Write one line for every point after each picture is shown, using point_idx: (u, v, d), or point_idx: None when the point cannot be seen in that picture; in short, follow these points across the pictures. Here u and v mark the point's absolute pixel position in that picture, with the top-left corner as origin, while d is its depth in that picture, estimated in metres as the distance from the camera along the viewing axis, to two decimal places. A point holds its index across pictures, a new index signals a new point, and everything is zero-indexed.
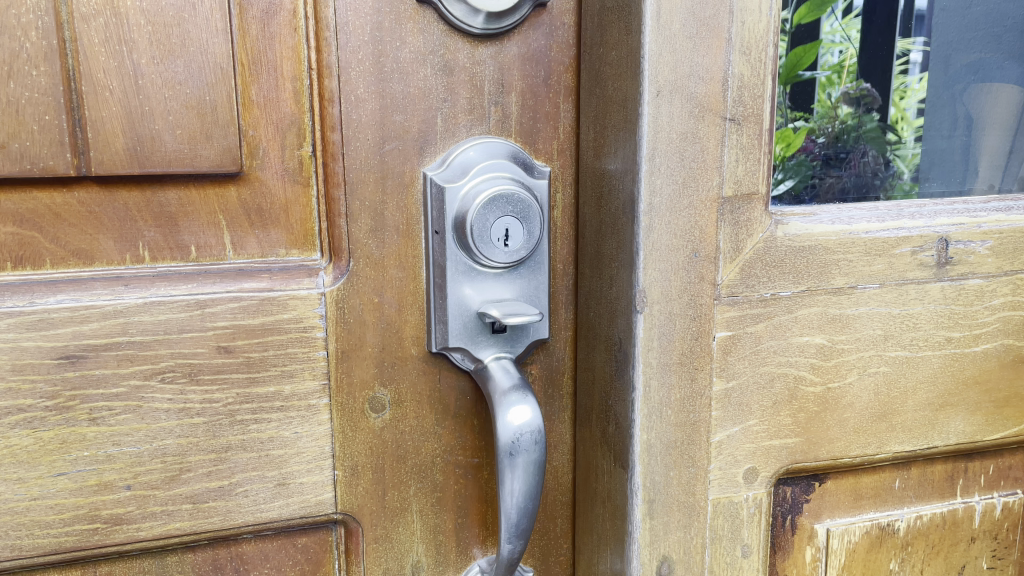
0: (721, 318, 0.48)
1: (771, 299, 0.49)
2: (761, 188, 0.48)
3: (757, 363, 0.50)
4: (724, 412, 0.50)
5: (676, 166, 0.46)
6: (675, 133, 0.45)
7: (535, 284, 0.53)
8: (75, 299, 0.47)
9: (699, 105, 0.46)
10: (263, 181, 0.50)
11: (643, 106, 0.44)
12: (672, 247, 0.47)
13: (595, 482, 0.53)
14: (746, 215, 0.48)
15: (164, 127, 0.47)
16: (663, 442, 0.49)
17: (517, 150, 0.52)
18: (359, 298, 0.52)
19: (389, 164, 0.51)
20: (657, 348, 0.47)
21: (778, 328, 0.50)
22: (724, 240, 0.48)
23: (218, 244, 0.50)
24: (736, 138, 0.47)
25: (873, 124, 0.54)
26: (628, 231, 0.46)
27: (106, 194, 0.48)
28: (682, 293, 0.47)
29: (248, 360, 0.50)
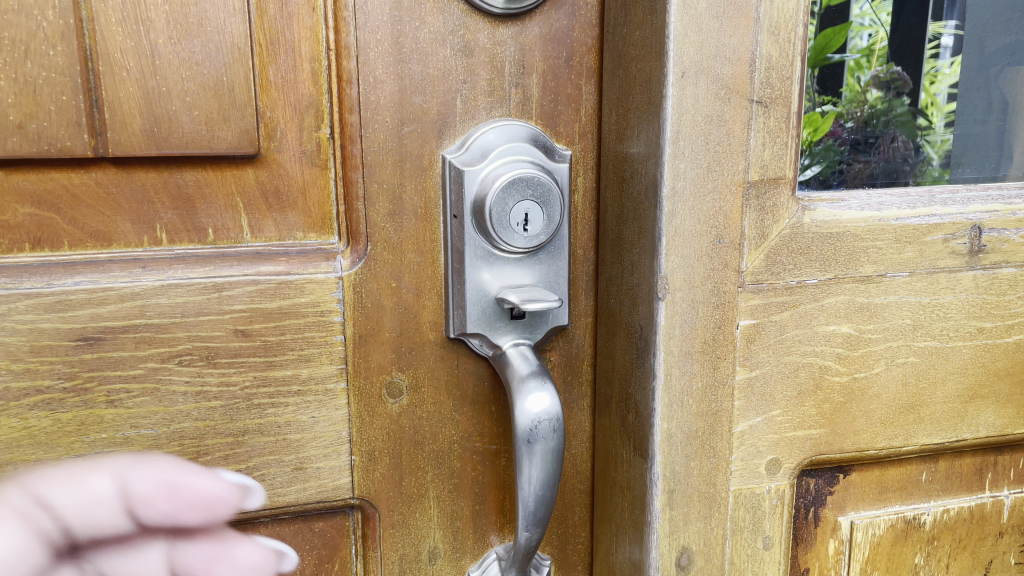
0: (744, 306, 0.47)
1: (797, 286, 0.48)
2: (789, 173, 0.47)
3: (782, 352, 0.49)
4: (747, 402, 0.49)
5: (701, 150, 0.45)
6: (699, 116, 0.44)
7: (555, 270, 0.52)
8: (132, 323, 0.48)
9: (724, 87, 0.44)
10: (280, 164, 0.50)
11: (667, 88, 0.43)
12: (696, 233, 0.46)
13: (615, 472, 0.52)
14: (772, 200, 0.47)
15: (181, 107, 0.46)
16: (684, 432, 0.48)
17: (538, 132, 0.51)
18: (376, 282, 0.51)
19: (407, 147, 0.50)
20: (679, 337, 0.46)
21: (804, 317, 0.49)
22: (749, 226, 0.47)
23: (235, 227, 0.50)
24: (763, 121, 0.45)
25: (903, 109, 0.52)
26: (652, 217, 0.45)
27: (123, 175, 0.47)
28: (706, 282, 0.46)
29: (266, 344, 0.50)
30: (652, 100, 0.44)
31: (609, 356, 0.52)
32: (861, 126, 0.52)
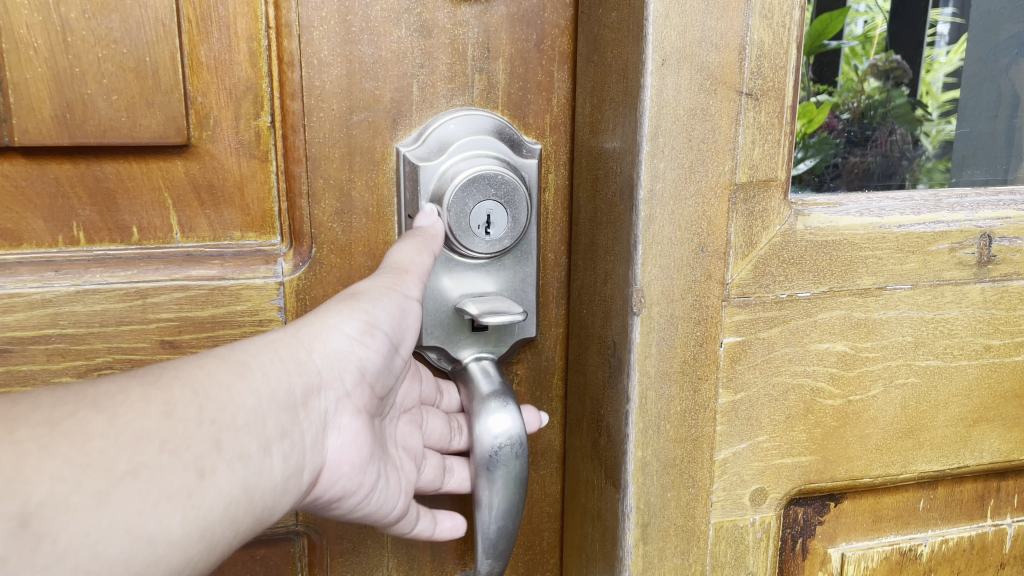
0: (729, 322, 0.43)
1: (787, 300, 0.43)
2: (781, 173, 0.42)
3: (770, 373, 0.44)
4: (730, 427, 0.44)
5: (683, 148, 0.40)
6: (681, 109, 0.39)
7: (522, 276, 0.47)
8: (43, 334, 0.43)
9: (710, 77, 0.39)
10: (213, 155, 0.44)
11: (644, 77, 0.38)
12: (676, 241, 0.41)
13: (586, 499, 0.47)
14: (762, 204, 0.42)
15: (98, 91, 0.41)
16: (660, 460, 0.43)
17: (504, 124, 0.46)
18: (323, 288, 0.46)
19: (357, 139, 0.45)
20: (656, 356, 0.41)
21: (794, 334, 0.44)
22: (736, 232, 0.42)
23: (163, 226, 0.44)
24: (753, 115, 0.40)
25: (902, 101, 0.47)
26: (627, 223, 0.40)
27: (34, 167, 0.42)
28: (687, 297, 0.41)
29: (197, 356, 0.45)
30: (630, 90, 0.39)
31: (581, 372, 0.47)
32: (857, 117, 0.46)
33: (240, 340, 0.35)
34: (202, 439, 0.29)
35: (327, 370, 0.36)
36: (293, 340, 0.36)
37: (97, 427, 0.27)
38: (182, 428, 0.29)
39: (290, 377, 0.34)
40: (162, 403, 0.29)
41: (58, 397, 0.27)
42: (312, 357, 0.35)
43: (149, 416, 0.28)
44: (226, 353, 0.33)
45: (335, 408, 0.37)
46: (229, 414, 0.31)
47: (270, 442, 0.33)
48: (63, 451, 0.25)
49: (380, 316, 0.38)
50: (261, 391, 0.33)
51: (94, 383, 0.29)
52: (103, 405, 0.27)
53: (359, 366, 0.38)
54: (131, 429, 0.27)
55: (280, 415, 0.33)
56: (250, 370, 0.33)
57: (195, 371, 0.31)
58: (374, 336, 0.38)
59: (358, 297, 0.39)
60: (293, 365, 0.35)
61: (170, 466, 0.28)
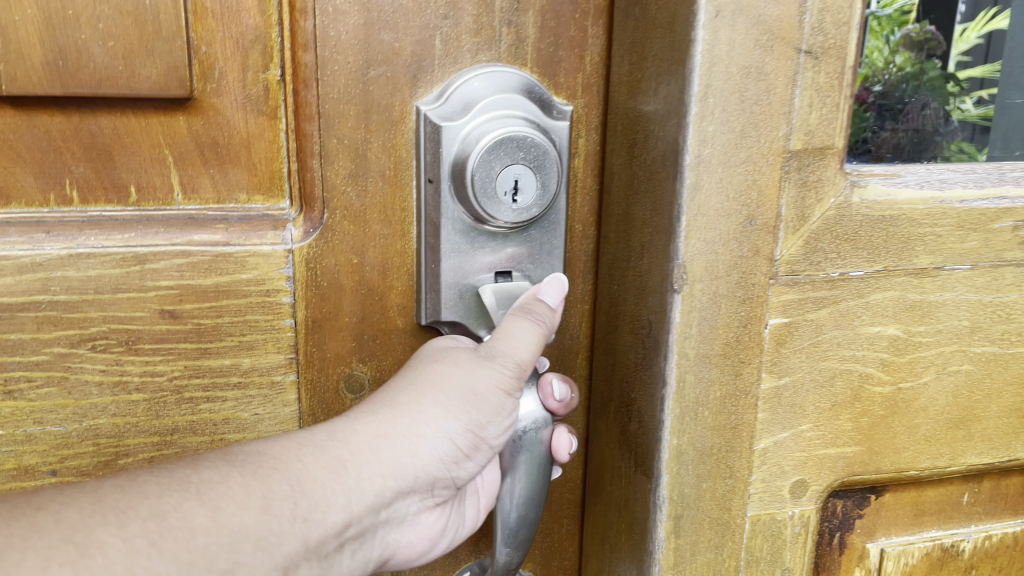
0: (776, 302, 0.39)
1: (839, 280, 0.40)
2: (839, 141, 0.38)
3: (817, 358, 0.41)
4: (773, 415, 0.41)
5: (734, 111, 0.36)
6: (734, 67, 0.36)
7: (549, 248, 0.44)
8: (32, 301, 0.39)
9: (766, 33, 0.36)
10: (218, 110, 0.41)
11: (695, 31, 0.34)
12: (724, 213, 0.37)
13: (611, 487, 0.44)
14: (816, 174, 0.38)
15: (93, 36, 0.37)
16: (696, 449, 0.40)
17: (533, 82, 0.42)
18: (334, 258, 0.43)
19: (374, 95, 0.41)
20: (696, 337, 0.38)
21: (845, 316, 0.41)
22: (788, 205, 0.38)
23: (163, 186, 0.41)
24: (811, 76, 0.37)
25: (936, 73, 0.42)
26: (670, 190, 0.37)
27: (23, 118, 0.38)
28: (731, 272, 0.38)
29: (199, 328, 0.42)
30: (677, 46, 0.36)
31: (608, 353, 0.44)
32: (890, 89, 0.42)
33: (352, 421, 0.36)
34: (291, 538, 0.32)
35: (422, 475, 0.37)
36: (400, 437, 0.36)
37: (200, 522, 0.30)
38: (275, 524, 0.32)
39: (382, 480, 0.36)
40: (261, 498, 0.32)
41: (166, 486, 0.30)
42: (412, 462, 0.37)
43: (248, 511, 0.31)
44: (327, 445, 0.35)
45: (418, 504, 0.39)
46: (319, 514, 0.33)
47: (349, 540, 0.35)
48: (170, 549, 0.29)
49: (483, 422, 0.38)
50: (352, 492, 0.35)
51: (200, 467, 0.32)
52: (207, 497, 0.31)
53: (453, 467, 0.38)
54: (229, 525, 0.31)
55: (363, 518, 0.35)
56: (347, 469, 0.35)
57: (295, 466, 0.34)
58: (476, 447, 0.39)
59: (477, 401, 0.38)
60: (390, 468, 0.36)
61: (259, 564, 0.31)
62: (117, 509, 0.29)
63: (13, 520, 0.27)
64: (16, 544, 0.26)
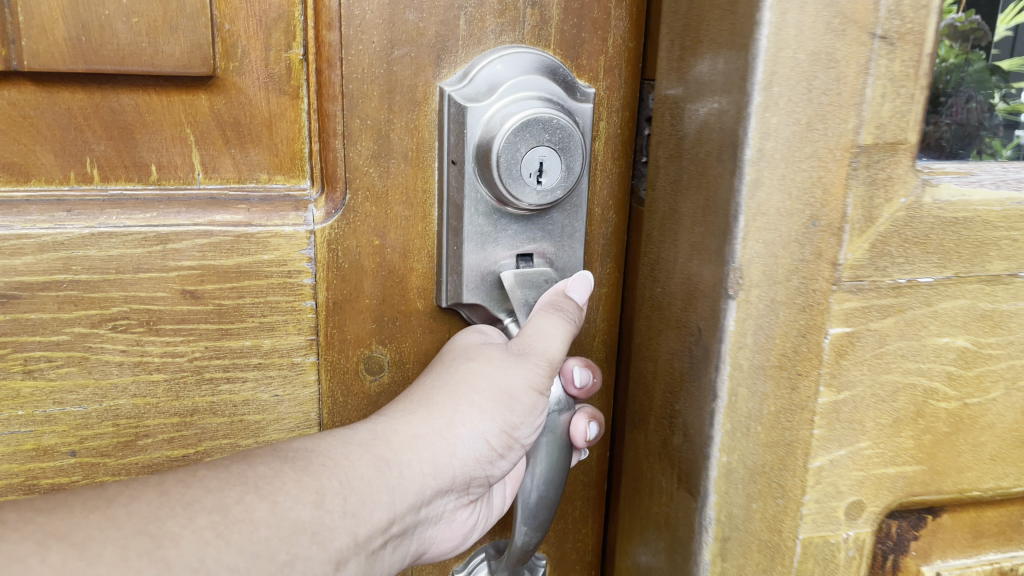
0: (838, 310, 0.39)
1: (906, 286, 0.39)
2: (911, 135, 0.37)
3: (879, 370, 0.40)
4: (830, 431, 0.40)
5: (800, 101, 0.35)
6: (803, 53, 0.35)
7: (570, 230, 0.44)
8: (52, 280, 0.39)
9: (839, 15, 0.34)
10: (240, 89, 0.40)
11: (762, 12, 0.34)
12: (785, 212, 0.37)
13: (650, 503, 0.45)
14: (887, 170, 0.37)
15: (116, 12, 0.37)
16: (747, 467, 0.40)
17: (557, 64, 0.42)
18: (356, 239, 0.43)
19: (397, 75, 0.41)
20: (751, 348, 0.39)
21: (911, 325, 0.40)
22: (854, 204, 0.37)
23: (185, 165, 0.41)
24: (885, 63, 0.35)
25: (981, 64, 0.40)
26: (726, 185, 0.37)
27: (45, 95, 0.38)
28: (792, 276, 0.38)
29: (220, 308, 0.42)
30: (742, 30, 0.35)
31: (649, 360, 0.44)
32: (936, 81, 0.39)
33: (392, 421, 0.38)
34: (342, 532, 0.33)
35: (461, 474, 0.38)
36: (439, 436, 0.38)
37: (260, 515, 0.31)
38: (328, 518, 0.33)
39: (423, 478, 0.37)
40: (314, 493, 0.33)
41: (225, 480, 0.32)
42: (451, 462, 0.38)
43: (303, 505, 0.33)
44: (371, 443, 0.36)
45: (456, 503, 0.40)
46: (367, 509, 0.34)
47: (392, 538, 0.36)
48: (236, 540, 0.30)
49: (518, 421, 0.39)
50: (396, 490, 0.36)
51: (254, 462, 0.33)
52: (264, 491, 0.32)
53: (488, 465, 0.39)
54: (287, 517, 0.32)
55: (406, 515, 0.37)
56: (390, 467, 0.36)
57: (343, 463, 0.35)
58: (511, 446, 0.40)
59: (511, 402, 0.39)
60: (430, 466, 0.37)
61: (315, 557, 0.32)
62: (183, 501, 0.30)
63: (89, 511, 0.28)
64: (96, 535, 0.27)
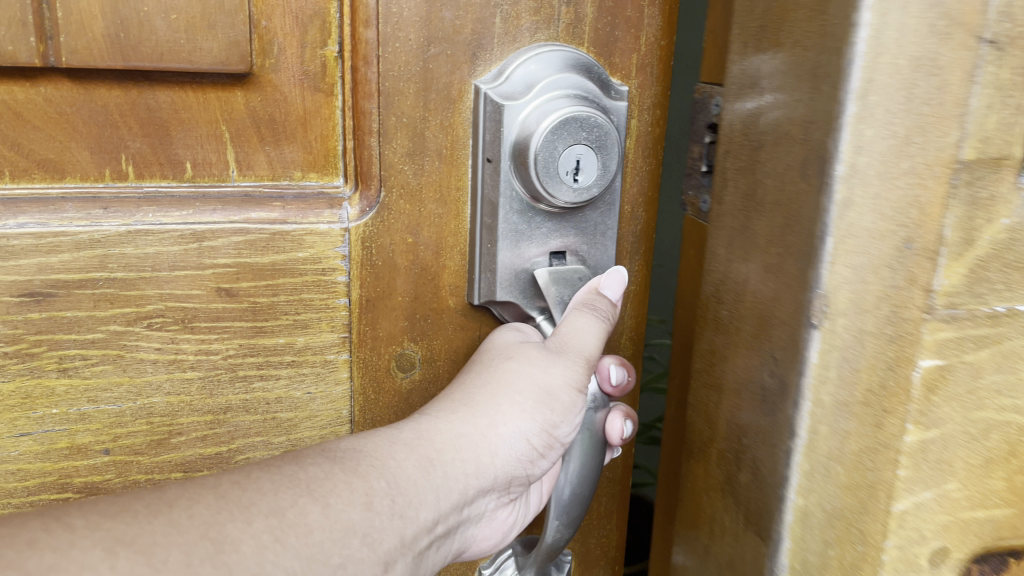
0: (930, 340, 0.33)
1: (1004, 316, 0.34)
2: (1016, 150, 0.31)
3: (971, 406, 0.34)
4: (916, 472, 0.34)
5: (898, 108, 0.31)
6: (903, 58, 0.31)
7: (602, 228, 0.44)
8: (87, 278, 0.39)
9: (945, 17, 0.30)
10: (276, 86, 0.40)
11: (860, 13, 0.30)
12: (876, 235, 0.32)
13: (713, 543, 0.42)
14: (989, 189, 0.31)
15: (155, 8, 0.36)
16: (824, 510, 0.36)
17: (592, 63, 0.42)
18: (390, 237, 0.43)
19: (433, 73, 0.41)
20: (835, 383, 0.34)
21: (1009, 358, 0.34)
22: (953, 226, 0.31)
23: (219, 162, 0.40)
24: (995, 71, 0.30)
25: None
26: (811, 207, 0.33)
27: (81, 92, 0.37)
28: (881, 304, 0.33)
29: (254, 306, 0.41)
30: (835, 30, 0.32)
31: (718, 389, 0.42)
32: None
33: (434, 420, 0.38)
34: (390, 534, 0.34)
35: (502, 473, 0.39)
36: (481, 436, 0.38)
37: (314, 519, 0.32)
38: (377, 521, 0.33)
39: (466, 479, 0.37)
40: (364, 495, 0.34)
41: (279, 482, 0.32)
42: (492, 462, 0.38)
43: (354, 507, 0.33)
44: (416, 443, 0.37)
45: (496, 502, 0.40)
46: (414, 510, 0.35)
47: (437, 537, 0.37)
48: (292, 545, 0.30)
49: (557, 421, 0.40)
50: (441, 490, 0.36)
51: (305, 463, 0.34)
52: (317, 493, 0.33)
53: (529, 465, 0.40)
54: (340, 519, 0.32)
55: (450, 515, 0.37)
56: (435, 467, 0.37)
57: (390, 463, 0.35)
58: (551, 446, 0.40)
59: (551, 401, 0.39)
60: (473, 467, 0.38)
61: (366, 559, 0.33)
62: (241, 505, 0.30)
63: (153, 515, 0.28)
64: (160, 541, 0.27)
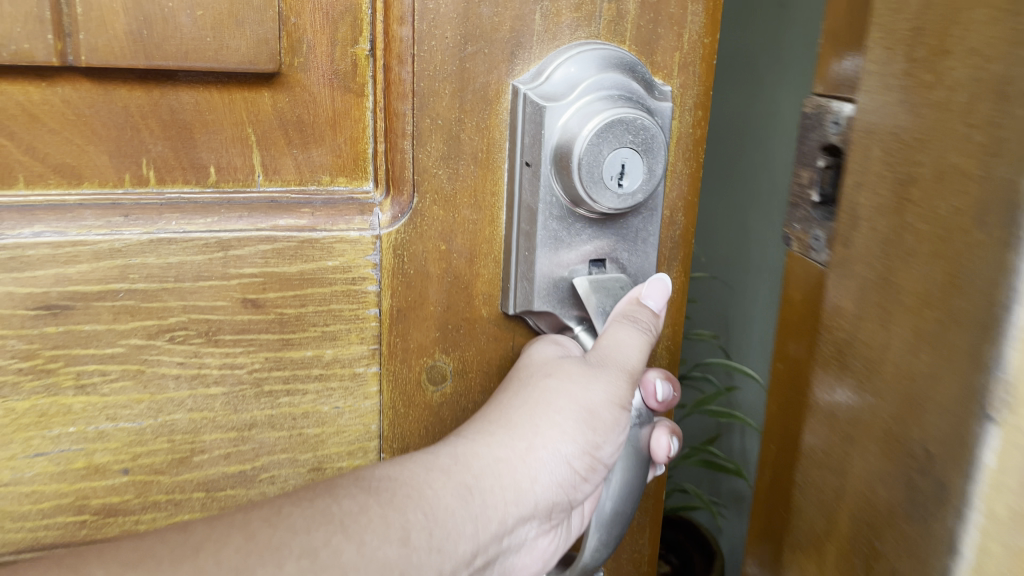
0: None
1: None
2: None
3: None
4: None
5: None
6: None
7: (643, 234, 0.42)
8: (107, 290, 0.37)
9: None
10: (305, 86, 0.38)
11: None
12: None
13: None
14: None
15: (181, 4, 0.34)
16: None
17: (635, 62, 0.40)
18: (422, 244, 0.41)
19: (470, 73, 0.39)
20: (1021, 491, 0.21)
21: None
22: None
23: (245, 166, 0.38)
24: None
25: None
26: (990, 265, 0.21)
27: (100, 93, 0.35)
28: None
29: (282, 317, 0.40)
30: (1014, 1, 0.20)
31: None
32: None
33: (471, 443, 0.37)
34: (429, 569, 0.32)
35: (541, 498, 0.38)
36: (519, 459, 0.37)
37: (350, 558, 0.30)
38: (415, 556, 0.32)
39: (505, 507, 0.36)
40: (401, 530, 0.32)
41: (311, 518, 0.30)
42: (531, 486, 0.37)
43: (391, 543, 0.31)
44: (453, 469, 0.35)
45: (536, 530, 0.39)
46: (454, 543, 0.34)
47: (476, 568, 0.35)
48: None
49: (596, 440, 0.39)
50: (479, 520, 0.35)
51: (338, 496, 0.32)
52: (352, 530, 0.31)
53: (569, 488, 0.39)
54: (376, 558, 0.30)
55: (489, 545, 0.36)
56: (474, 495, 0.35)
57: (428, 493, 0.34)
58: (590, 466, 0.39)
59: (590, 420, 0.38)
60: (512, 492, 0.37)
61: None
62: (271, 546, 0.28)
63: (179, 563, 0.26)
64: None
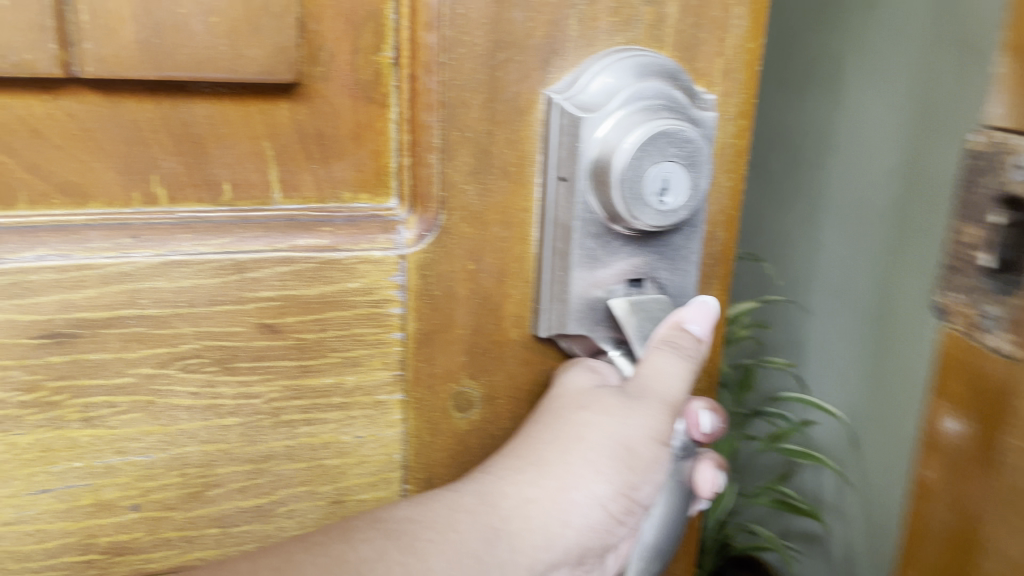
0: None
1: None
2: None
3: None
4: None
5: None
6: None
7: (684, 253, 0.40)
8: (115, 317, 0.34)
9: None
10: (324, 97, 0.36)
11: None
12: None
13: None
14: None
15: (194, 10, 0.32)
16: None
17: (676, 70, 0.38)
18: (449, 264, 0.38)
19: (501, 82, 0.36)
20: None
21: None
22: None
23: (262, 183, 0.36)
24: None
25: None
26: None
27: (108, 106, 0.33)
28: None
29: (300, 343, 0.37)
30: None
31: None
32: None
33: (502, 484, 0.38)
34: None
35: (573, 542, 0.39)
36: (548, 500, 0.38)
37: None
38: None
39: (533, 551, 0.38)
40: None
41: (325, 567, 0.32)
42: (561, 531, 0.38)
43: None
44: (481, 511, 0.37)
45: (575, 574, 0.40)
46: None
47: None
48: None
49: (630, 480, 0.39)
50: (506, 564, 0.37)
51: (357, 543, 0.34)
52: None
53: (605, 529, 0.39)
54: None
55: None
56: (500, 537, 0.37)
57: (452, 536, 0.36)
58: (626, 506, 0.39)
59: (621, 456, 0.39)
60: (541, 537, 0.38)
61: None
62: None
63: None
64: None
